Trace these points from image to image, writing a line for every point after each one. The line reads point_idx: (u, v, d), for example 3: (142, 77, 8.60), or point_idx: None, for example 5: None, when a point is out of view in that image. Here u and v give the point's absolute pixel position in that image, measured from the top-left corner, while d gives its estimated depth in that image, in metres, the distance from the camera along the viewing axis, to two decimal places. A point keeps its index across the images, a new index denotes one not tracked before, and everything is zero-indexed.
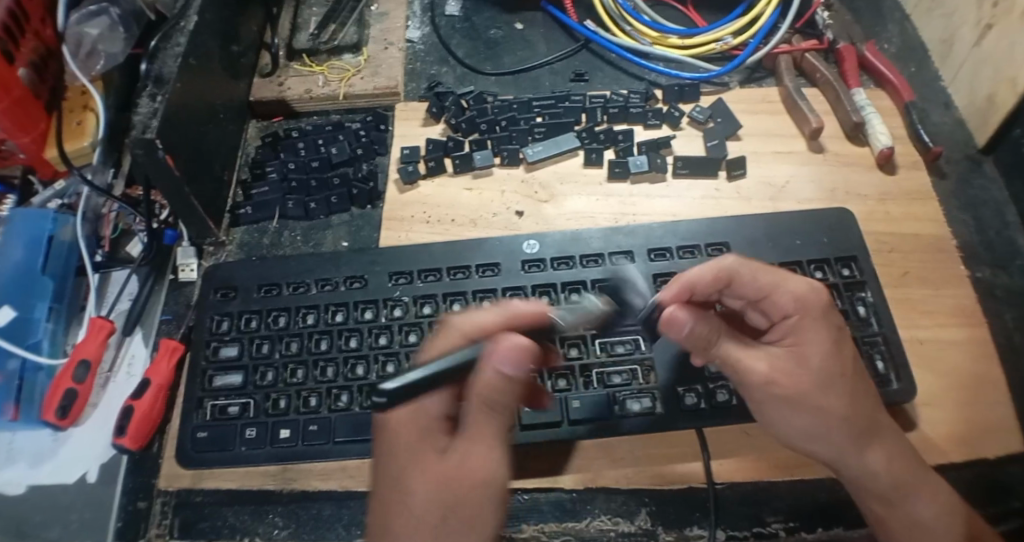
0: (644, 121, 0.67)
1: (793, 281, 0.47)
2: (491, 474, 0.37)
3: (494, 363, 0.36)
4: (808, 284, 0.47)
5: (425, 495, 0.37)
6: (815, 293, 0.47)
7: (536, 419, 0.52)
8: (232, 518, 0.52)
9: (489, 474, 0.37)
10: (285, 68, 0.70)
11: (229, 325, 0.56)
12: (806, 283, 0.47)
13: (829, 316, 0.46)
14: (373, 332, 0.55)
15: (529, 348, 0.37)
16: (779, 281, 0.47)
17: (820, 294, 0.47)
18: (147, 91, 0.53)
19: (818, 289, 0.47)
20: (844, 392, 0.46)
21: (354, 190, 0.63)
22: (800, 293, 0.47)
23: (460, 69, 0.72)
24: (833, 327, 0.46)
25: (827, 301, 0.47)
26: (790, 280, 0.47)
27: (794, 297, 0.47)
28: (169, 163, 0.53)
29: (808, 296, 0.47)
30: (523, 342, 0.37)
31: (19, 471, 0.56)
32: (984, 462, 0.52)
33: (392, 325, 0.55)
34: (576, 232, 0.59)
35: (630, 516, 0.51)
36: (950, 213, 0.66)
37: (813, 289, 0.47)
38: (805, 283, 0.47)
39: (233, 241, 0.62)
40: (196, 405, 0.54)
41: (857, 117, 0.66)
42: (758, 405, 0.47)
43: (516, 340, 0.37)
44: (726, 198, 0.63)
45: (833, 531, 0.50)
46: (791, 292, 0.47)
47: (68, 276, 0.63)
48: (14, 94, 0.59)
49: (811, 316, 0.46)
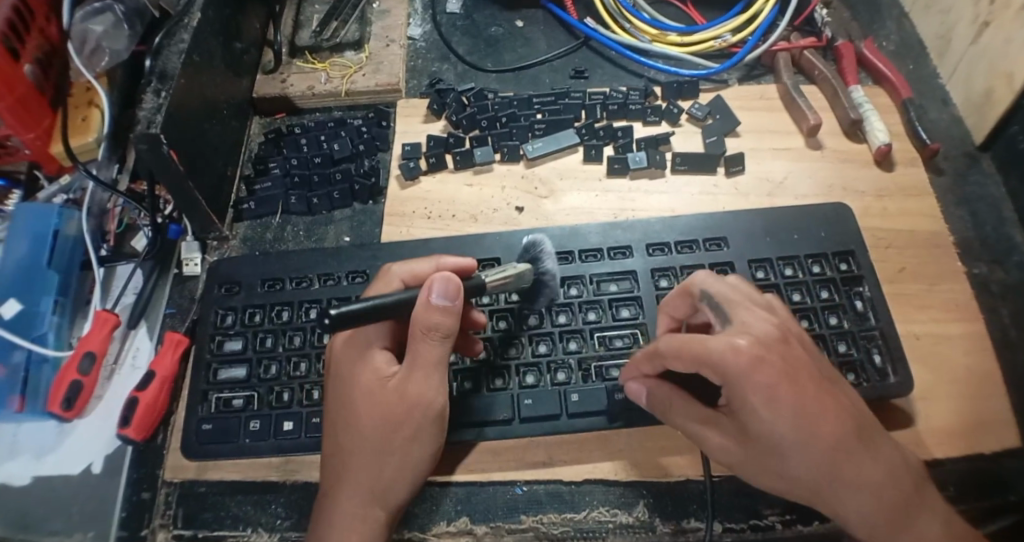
0: (644, 117, 0.68)
1: (715, 340, 0.42)
2: (434, 400, 0.46)
3: (428, 303, 0.42)
4: (728, 345, 0.41)
5: (376, 405, 0.46)
6: (740, 354, 0.41)
7: (536, 411, 0.52)
8: (235, 509, 0.53)
9: (432, 399, 0.46)
10: (287, 65, 0.71)
11: (233, 319, 0.57)
12: (727, 343, 0.41)
13: (754, 382, 0.41)
14: None
15: (459, 288, 0.43)
16: (696, 353, 0.42)
17: (742, 357, 0.41)
18: (151, 87, 0.54)
19: (742, 350, 0.41)
20: (798, 455, 0.42)
21: (356, 185, 0.63)
22: (717, 362, 0.42)
23: (461, 66, 0.73)
24: (765, 387, 0.41)
25: (750, 364, 0.41)
26: (709, 346, 0.42)
27: (713, 369, 0.42)
28: (173, 159, 0.54)
29: (727, 364, 0.41)
30: (453, 282, 0.42)
31: (24, 463, 0.56)
32: (977, 455, 0.53)
33: None
34: (575, 227, 0.60)
35: (626, 507, 0.52)
36: (946, 209, 0.66)
37: (732, 351, 0.41)
38: (725, 346, 0.41)
39: (236, 236, 0.63)
40: (201, 398, 0.54)
41: (855, 114, 0.66)
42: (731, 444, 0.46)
43: (447, 280, 0.42)
44: (725, 194, 0.63)
45: (830, 524, 0.50)
46: (711, 364, 0.42)
47: (72, 270, 0.64)
48: (18, 92, 0.59)
49: (736, 385, 0.41)
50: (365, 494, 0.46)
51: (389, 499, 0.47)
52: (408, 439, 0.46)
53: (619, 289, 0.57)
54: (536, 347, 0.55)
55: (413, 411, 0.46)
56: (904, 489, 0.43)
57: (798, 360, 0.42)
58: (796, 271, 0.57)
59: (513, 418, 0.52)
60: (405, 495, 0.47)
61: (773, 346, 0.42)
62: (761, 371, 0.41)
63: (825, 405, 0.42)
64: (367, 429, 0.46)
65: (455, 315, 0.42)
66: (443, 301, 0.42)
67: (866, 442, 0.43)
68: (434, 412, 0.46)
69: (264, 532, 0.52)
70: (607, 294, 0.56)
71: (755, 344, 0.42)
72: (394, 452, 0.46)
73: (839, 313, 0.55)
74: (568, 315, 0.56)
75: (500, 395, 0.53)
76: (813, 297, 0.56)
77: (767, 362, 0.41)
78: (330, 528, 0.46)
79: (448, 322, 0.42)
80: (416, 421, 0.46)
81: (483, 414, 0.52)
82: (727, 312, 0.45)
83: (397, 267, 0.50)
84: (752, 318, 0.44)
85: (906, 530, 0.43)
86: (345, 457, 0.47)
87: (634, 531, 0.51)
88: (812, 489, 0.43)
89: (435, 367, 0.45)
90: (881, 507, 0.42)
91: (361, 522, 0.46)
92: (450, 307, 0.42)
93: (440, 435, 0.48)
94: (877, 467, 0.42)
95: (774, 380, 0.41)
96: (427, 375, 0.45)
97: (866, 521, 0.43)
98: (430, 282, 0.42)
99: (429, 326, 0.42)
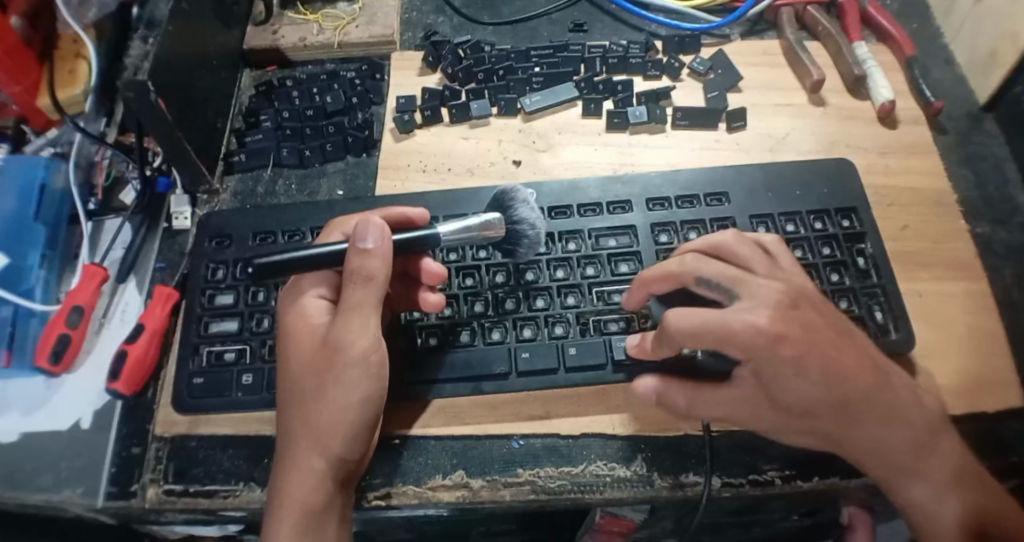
0: (644, 72, 0.66)
1: (732, 318, 0.43)
2: (361, 342, 0.45)
3: (351, 247, 0.44)
4: (747, 323, 0.43)
5: (306, 351, 0.47)
6: (763, 332, 0.42)
7: (534, 365, 0.51)
8: (228, 464, 0.52)
9: (359, 343, 0.45)
10: (279, 17, 0.70)
11: (224, 273, 0.56)
12: (748, 322, 0.43)
13: (778, 355, 0.42)
14: None
15: (383, 232, 0.45)
16: (718, 335, 0.43)
17: (765, 332, 0.42)
18: (138, 34, 0.52)
19: (765, 329, 0.42)
20: (822, 412, 0.45)
21: (349, 138, 0.62)
22: (741, 342, 0.43)
23: (457, 19, 0.71)
24: (789, 358, 0.43)
25: (774, 339, 0.42)
26: (729, 327, 0.43)
27: (738, 348, 0.43)
28: (161, 107, 0.52)
29: (751, 342, 0.42)
30: (375, 227, 0.44)
31: (11, 419, 0.55)
32: (981, 414, 0.52)
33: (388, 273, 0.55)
34: (574, 181, 0.59)
35: (625, 461, 0.50)
36: (949, 167, 0.65)
37: (754, 329, 0.42)
38: (744, 324, 0.43)
39: (227, 190, 0.62)
40: (192, 352, 0.53)
41: (859, 69, 0.65)
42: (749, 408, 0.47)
43: (370, 225, 0.45)
44: (726, 149, 0.62)
45: (828, 479, 0.50)
46: (733, 345, 0.43)
47: (60, 225, 0.62)
48: (4, 42, 0.58)
49: (762, 360, 0.43)
50: (309, 441, 0.46)
51: (329, 448, 0.46)
52: (337, 384, 0.46)
53: (618, 244, 0.56)
54: (534, 301, 0.54)
55: (341, 356, 0.46)
56: (918, 431, 0.46)
57: (813, 323, 0.44)
58: (797, 226, 0.56)
59: (510, 372, 0.52)
60: (346, 444, 0.46)
61: (789, 314, 0.44)
62: (784, 344, 0.42)
63: (844, 362, 0.44)
64: (300, 381, 0.47)
65: (381, 257, 0.44)
66: (367, 244, 0.44)
67: (883, 390, 0.45)
68: (360, 357, 0.46)
69: (258, 487, 0.51)
70: (605, 249, 0.55)
71: (775, 318, 0.43)
72: (326, 401, 0.46)
73: (841, 271, 0.54)
74: (565, 270, 0.55)
75: (497, 348, 0.52)
76: (815, 253, 0.55)
77: (790, 336, 0.42)
78: (281, 479, 0.46)
79: (372, 265, 0.44)
80: (342, 367, 0.46)
81: (480, 368, 0.51)
82: (734, 284, 0.46)
83: (340, 221, 0.51)
84: (763, 285, 0.45)
85: (917, 468, 0.46)
86: (288, 411, 0.47)
87: (634, 485, 0.50)
88: (829, 435, 0.46)
89: (362, 310, 0.45)
90: (894, 449, 0.46)
91: (304, 472, 0.45)
92: (372, 250, 0.44)
93: (376, 382, 0.47)
94: (890, 413, 0.45)
95: (798, 350, 0.43)
96: (363, 319, 0.45)
97: (880, 460, 0.46)
98: (355, 230, 0.45)
99: (353, 269, 0.44)
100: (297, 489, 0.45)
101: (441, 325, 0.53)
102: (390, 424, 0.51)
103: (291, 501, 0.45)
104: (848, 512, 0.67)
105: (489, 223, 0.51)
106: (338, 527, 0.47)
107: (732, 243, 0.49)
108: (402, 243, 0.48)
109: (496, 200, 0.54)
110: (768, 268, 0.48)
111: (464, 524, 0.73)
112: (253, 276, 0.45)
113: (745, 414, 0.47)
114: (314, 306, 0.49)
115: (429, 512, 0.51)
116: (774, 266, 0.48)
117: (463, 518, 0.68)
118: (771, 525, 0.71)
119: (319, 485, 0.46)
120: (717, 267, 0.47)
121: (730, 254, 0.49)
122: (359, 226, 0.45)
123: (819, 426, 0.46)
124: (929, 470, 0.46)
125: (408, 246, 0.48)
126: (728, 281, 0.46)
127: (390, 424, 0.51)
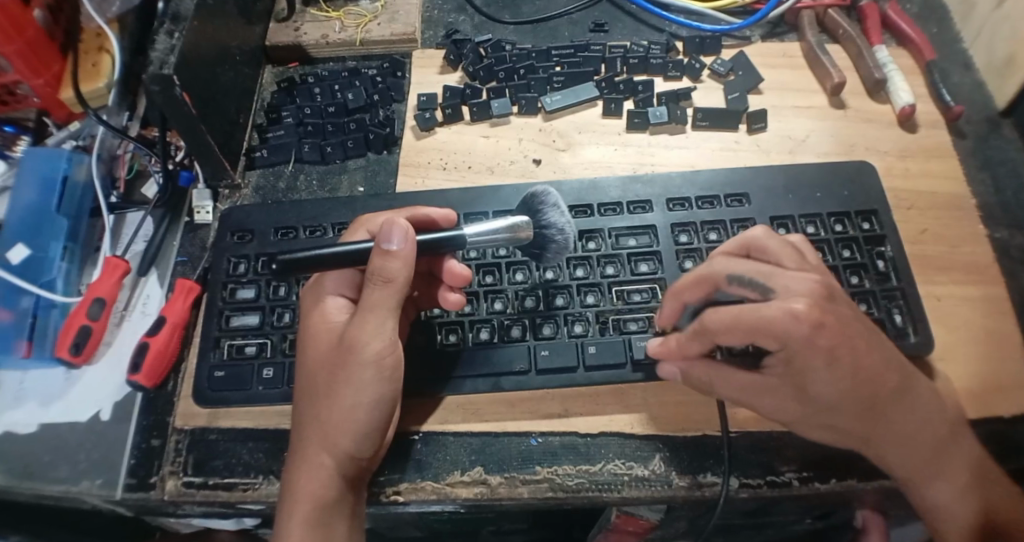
0: (665, 72, 0.67)
1: (768, 307, 0.42)
2: (375, 344, 0.46)
3: (375, 248, 0.44)
4: (785, 311, 0.42)
5: (323, 347, 0.48)
6: (799, 321, 0.41)
7: (553, 363, 0.51)
8: (247, 457, 0.52)
9: (373, 345, 0.46)
10: (301, 14, 0.70)
11: (245, 267, 0.56)
12: (784, 308, 0.42)
13: (815, 346, 0.42)
14: None
15: (407, 234, 0.44)
16: (751, 324, 0.42)
17: (802, 323, 0.41)
18: (164, 28, 0.52)
19: (803, 315, 0.41)
20: (850, 403, 0.45)
21: (370, 134, 0.62)
22: (778, 332, 0.42)
23: (478, 17, 0.71)
24: (825, 348, 0.42)
25: (811, 329, 0.41)
26: (765, 316, 0.42)
27: (773, 338, 0.42)
28: (185, 101, 0.53)
29: (788, 331, 0.41)
30: (399, 229, 0.44)
31: (31, 410, 0.55)
32: (998, 418, 0.52)
33: None
34: (594, 180, 0.59)
35: (642, 460, 0.50)
36: (968, 171, 0.65)
37: (792, 317, 0.41)
38: (781, 311, 0.42)
39: (248, 185, 0.62)
40: (213, 345, 0.53)
41: (878, 73, 0.65)
42: (773, 401, 0.47)
43: (396, 227, 0.44)
44: (745, 150, 0.63)
45: (846, 482, 0.50)
46: (769, 333, 0.42)
47: (82, 217, 0.63)
48: (27, 35, 0.58)
49: (797, 349, 0.42)
50: (317, 437, 0.46)
51: (338, 446, 0.46)
52: (348, 384, 0.46)
53: (638, 243, 0.56)
54: (554, 299, 0.53)
55: (355, 356, 0.46)
56: (935, 434, 0.47)
57: (847, 316, 0.43)
58: (817, 228, 0.56)
59: (529, 369, 0.52)
60: (356, 442, 0.46)
61: (826, 305, 0.42)
62: (822, 333, 0.42)
63: (875, 360, 0.44)
64: (313, 376, 0.47)
65: (402, 260, 0.44)
66: (390, 246, 0.44)
67: (901, 397, 0.46)
68: (374, 359, 0.46)
69: (276, 480, 0.51)
70: (625, 249, 0.55)
71: (812, 305, 0.42)
72: (336, 398, 0.46)
73: (861, 274, 0.54)
74: (585, 268, 0.55)
75: (516, 346, 0.52)
76: (834, 255, 0.55)
77: (827, 324, 0.42)
78: (292, 471, 0.47)
79: (392, 267, 0.44)
80: (355, 366, 0.46)
81: (499, 365, 0.52)
82: (766, 278, 0.44)
83: (366, 218, 0.52)
84: (796, 278, 0.43)
85: (941, 474, 0.47)
86: (302, 405, 0.48)
87: (651, 484, 0.50)
88: (854, 428, 0.46)
89: (378, 312, 0.45)
90: (911, 453, 0.47)
91: (313, 467, 0.46)
92: (394, 251, 0.44)
93: (389, 384, 0.47)
94: (907, 416, 0.46)
95: (833, 341, 0.42)
96: (380, 320, 0.45)
97: (902, 460, 0.47)
98: (380, 231, 0.45)
99: (374, 269, 0.44)
100: (307, 483, 0.46)
101: (461, 321, 0.53)
102: (407, 420, 0.52)
103: (302, 492, 0.46)
104: (861, 515, 0.67)
105: (517, 226, 0.51)
106: (348, 525, 0.47)
107: (764, 238, 0.47)
108: (426, 244, 0.48)
109: (526, 203, 0.55)
110: (800, 264, 0.46)
111: (477, 522, 0.73)
112: (276, 272, 0.45)
113: (773, 407, 0.47)
114: (335, 304, 0.50)
115: (446, 508, 0.51)
116: (805, 264, 0.46)
117: (476, 515, 0.68)
118: (784, 528, 0.71)
119: (328, 479, 0.46)
120: (748, 265, 0.45)
121: (762, 252, 0.47)
122: (384, 226, 0.45)
123: (843, 418, 0.46)
124: (948, 473, 0.47)
125: (430, 247, 0.48)
126: (760, 274, 0.44)
127: (407, 419, 0.52)
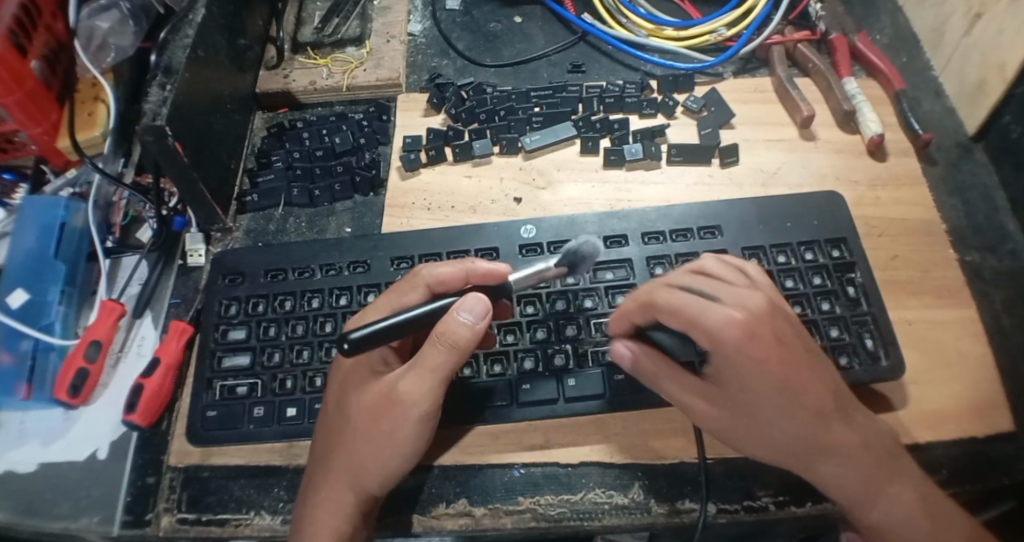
0: (640, 110, 0.69)
1: (710, 311, 0.43)
2: (421, 406, 0.47)
3: (450, 314, 0.43)
4: (725, 316, 0.43)
5: (368, 399, 0.48)
6: (735, 326, 0.43)
7: (534, 396, 0.53)
8: (239, 492, 0.53)
9: (421, 404, 0.46)
10: (290, 61, 0.73)
11: (236, 309, 0.58)
12: (724, 314, 0.43)
13: (745, 353, 0.43)
14: (363, 291, 0.58)
15: (487, 312, 0.44)
16: (692, 317, 0.43)
17: (735, 327, 0.42)
18: (156, 81, 0.55)
19: (739, 322, 0.42)
20: (790, 421, 0.46)
21: (357, 177, 0.65)
22: (710, 329, 0.43)
23: (461, 61, 0.74)
24: (757, 356, 0.43)
25: (744, 335, 0.42)
26: (706, 318, 0.43)
27: (706, 336, 0.43)
28: (178, 150, 0.55)
29: (721, 333, 0.42)
30: (481, 303, 0.43)
31: (30, 450, 0.57)
32: (972, 437, 0.53)
33: (381, 283, 0.58)
34: (572, 217, 0.61)
35: (623, 488, 0.52)
36: (940, 197, 0.67)
37: (729, 320, 0.42)
38: (720, 317, 0.43)
39: (240, 228, 0.65)
40: (206, 386, 0.55)
41: (847, 105, 0.68)
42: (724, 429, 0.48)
43: (478, 301, 0.43)
44: (720, 183, 0.65)
45: (823, 505, 0.51)
46: (704, 329, 0.43)
47: (79, 261, 0.65)
48: (27, 87, 0.61)
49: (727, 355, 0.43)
50: (348, 476, 0.48)
51: (367, 486, 0.49)
52: (390, 435, 0.47)
53: (615, 276, 0.57)
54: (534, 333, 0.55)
55: (401, 412, 0.47)
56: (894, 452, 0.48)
57: (786, 332, 0.44)
58: (789, 257, 0.58)
59: (511, 402, 0.53)
60: (382, 484, 0.49)
61: (764, 319, 0.43)
62: (754, 342, 0.43)
63: (812, 378, 0.45)
64: (355, 424, 0.48)
65: (474, 334, 0.43)
66: (465, 316, 0.43)
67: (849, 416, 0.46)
68: (418, 418, 0.47)
69: (267, 515, 0.52)
70: (603, 282, 0.57)
71: (748, 317, 0.43)
72: (376, 446, 0.48)
73: (832, 300, 0.56)
74: (565, 302, 0.56)
75: (499, 381, 0.54)
76: (806, 283, 0.57)
77: (759, 333, 0.43)
78: (314, 506, 0.48)
79: (459, 335, 0.43)
80: (399, 422, 0.47)
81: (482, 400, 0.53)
82: (715, 290, 0.45)
83: (427, 270, 0.50)
84: (744, 293, 0.45)
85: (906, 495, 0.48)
86: (335, 445, 0.49)
87: (631, 511, 0.51)
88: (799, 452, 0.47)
89: (432, 372, 0.45)
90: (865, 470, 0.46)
91: (335, 503, 0.48)
92: (469, 325, 0.43)
93: (423, 440, 0.49)
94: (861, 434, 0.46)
95: (767, 350, 0.43)
96: (422, 378, 0.46)
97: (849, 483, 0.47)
98: (460, 298, 0.44)
99: (446, 335, 0.43)
100: (327, 518, 0.47)
101: None
102: None
103: (324, 528, 0.47)
104: None
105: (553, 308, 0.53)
106: None
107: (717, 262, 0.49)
108: None
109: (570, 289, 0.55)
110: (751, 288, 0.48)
111: None
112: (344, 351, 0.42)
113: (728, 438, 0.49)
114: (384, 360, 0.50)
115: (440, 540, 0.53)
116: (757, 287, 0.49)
117: None
118: None
119: (348, 514, 0.48)
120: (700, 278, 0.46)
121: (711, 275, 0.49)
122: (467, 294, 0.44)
123: (793, 443, 0.46)
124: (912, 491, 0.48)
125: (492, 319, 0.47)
126: (710, 286, 0.45)
127: None
